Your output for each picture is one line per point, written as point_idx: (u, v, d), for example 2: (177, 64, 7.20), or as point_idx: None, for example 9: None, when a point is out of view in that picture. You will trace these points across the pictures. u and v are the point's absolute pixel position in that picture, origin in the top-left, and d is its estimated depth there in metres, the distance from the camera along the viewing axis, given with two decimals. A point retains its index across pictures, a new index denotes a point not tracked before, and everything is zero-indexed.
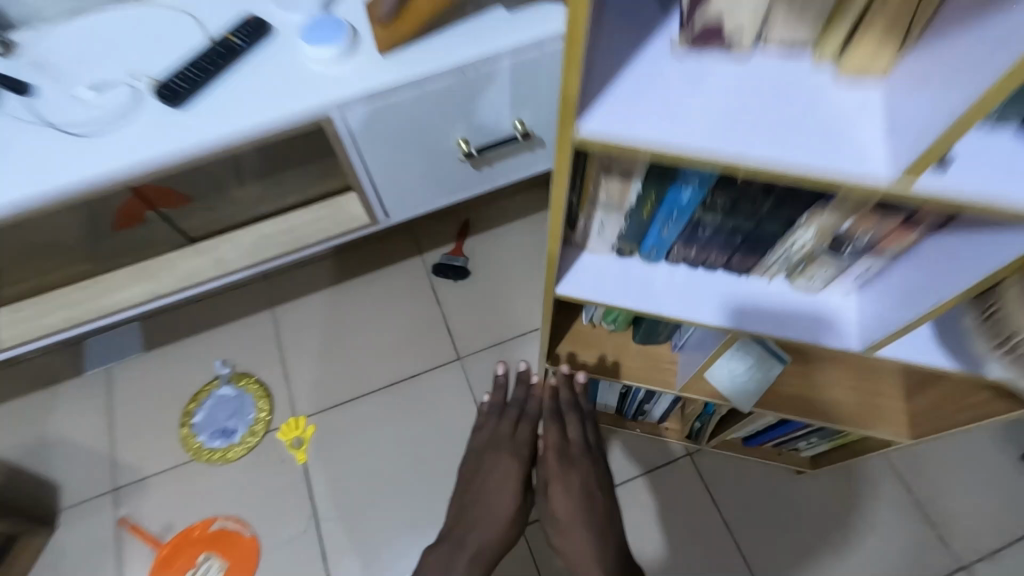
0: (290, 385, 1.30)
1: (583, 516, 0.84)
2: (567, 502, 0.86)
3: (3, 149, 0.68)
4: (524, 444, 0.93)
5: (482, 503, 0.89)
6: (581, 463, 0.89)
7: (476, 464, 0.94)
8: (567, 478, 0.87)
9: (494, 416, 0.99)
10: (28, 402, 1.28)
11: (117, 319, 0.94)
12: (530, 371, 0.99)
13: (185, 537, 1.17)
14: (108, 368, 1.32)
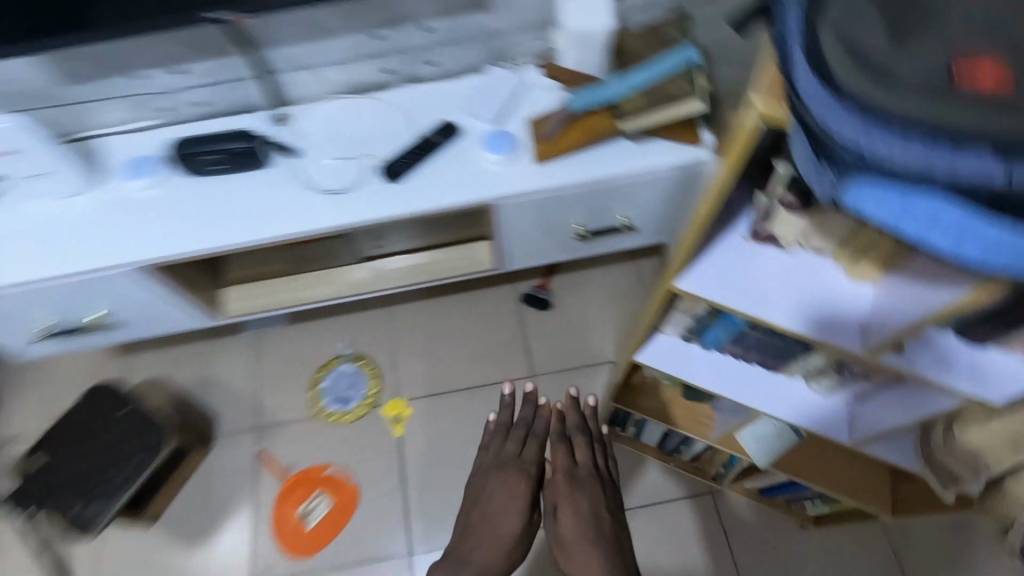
0: (396, 371, 1.62)
1: (588, 532, 0.93)
2: (574, 519, 0.94)
3: (279, 194, 1.00)
4: (531, 463, 1.04)
5: (488, 518, 0.98)
6: (587, 483, 1.00)
7: (481, 482, 1.04)
8: (575, 500, 0.97)
9: (501, 434, 1.11)
10: (196, 348, 1.65)
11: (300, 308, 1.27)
12: (537, 393, 1.13)
13: (304, 476, 1.51)
14: (259, 332, 1.67)
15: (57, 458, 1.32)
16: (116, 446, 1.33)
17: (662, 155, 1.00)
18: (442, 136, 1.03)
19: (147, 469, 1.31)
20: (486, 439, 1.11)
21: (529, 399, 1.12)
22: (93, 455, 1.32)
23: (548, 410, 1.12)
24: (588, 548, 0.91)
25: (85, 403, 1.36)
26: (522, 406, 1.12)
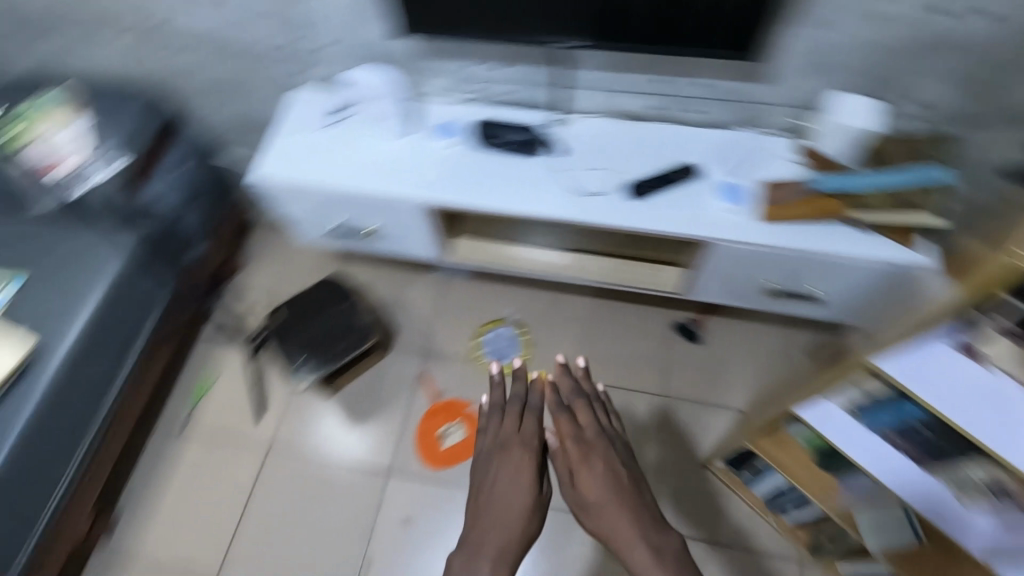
0: (546, 348, 1.84)
1: (605, 492, 1.07)
2: (594, 482, 1.08)
3: (541, 182, 1.24)
4: (534, 438, 1.16)
5: (504, 492, 1.11)
6: (597, 443, 1.13)
7: (485, 469, 1.15)
8: (593, 466, 1.10)
9: (497, 413, 1.23)
10: (396, 274, 1.99)
11: (505, 270, 1.52)
12: (524, 370, 1.27)
13: (450, 405, 1.77)
14: (446, 277, 1.98)
15: (293, 321, 1.70)
16: (336, 329, 1.68)
17: (882, 250, 1.11)
18: (687, 173, 1.21)
19: (351, 355, 1.64)
20: (484, 423, 1.23)
21: (516, 377, 1.26)
22: (319, 330, 1.68)
23: (529, 387, 1.25)
24: (609, 506, 1.06)
25: (324, 290, 1.73)
26: (509, 387, 1.25)
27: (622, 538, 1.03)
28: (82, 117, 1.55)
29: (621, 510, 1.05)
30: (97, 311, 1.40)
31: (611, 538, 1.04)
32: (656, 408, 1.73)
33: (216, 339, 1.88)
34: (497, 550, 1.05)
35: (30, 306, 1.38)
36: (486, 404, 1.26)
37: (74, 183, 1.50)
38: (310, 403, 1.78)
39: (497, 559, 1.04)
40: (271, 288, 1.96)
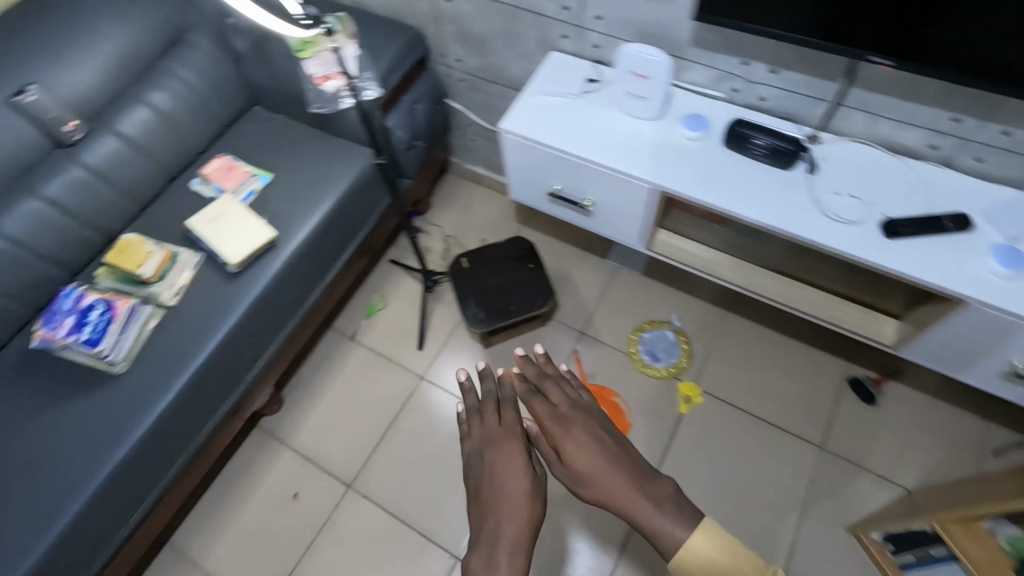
0: (705, 363, 1.79)
1: (591, 461, 1.00)
2: (584, 452, 1.01)
3: (787, 197, 1.20)
4: (517, 426, 1.09)
5: (499, 481, 1.01)
6: (574, 415, 1.06)
7: (475, 467, 1.06)
8: (576, 438, 1.02)
9: (475, 415, 1.14)
10: (567, 251, 2.02)
11: (699, 273, 1.46)
12: (488, 368, 1.20)
13: (595, 390, 1.77)
14: (617, 268, 1.98)
15: (473, 270, 1.72)
16: (513, 288, 1.69)
17: None
18: (958, 224, 1.11)
19: (523, 317, 1.66)
20: (465, 427, 1.15)
21: (486, 377, 1.19)
22: (496, 284, 1.70)
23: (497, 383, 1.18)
24: (599, 477, 0.98)
25: (507, 246, 1.76)
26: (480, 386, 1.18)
27: (622, 497, 0.96)
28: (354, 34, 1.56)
29: (612, 475, 0.98)
30: (325, 217, 1.55)
31: (614, 504, 0.97)
32: (811, 457, 1.63)
33: (395, 268, 2.03)
34: (507, 545, 0.94)
35: (276, 198, 1.55)
36: (464, 408, 1.18)
37: (341, 97, 1.54)
38: (465, 349, 1.87)
39: (509, 556, 0.93)
40: (452, 236, 2.10)
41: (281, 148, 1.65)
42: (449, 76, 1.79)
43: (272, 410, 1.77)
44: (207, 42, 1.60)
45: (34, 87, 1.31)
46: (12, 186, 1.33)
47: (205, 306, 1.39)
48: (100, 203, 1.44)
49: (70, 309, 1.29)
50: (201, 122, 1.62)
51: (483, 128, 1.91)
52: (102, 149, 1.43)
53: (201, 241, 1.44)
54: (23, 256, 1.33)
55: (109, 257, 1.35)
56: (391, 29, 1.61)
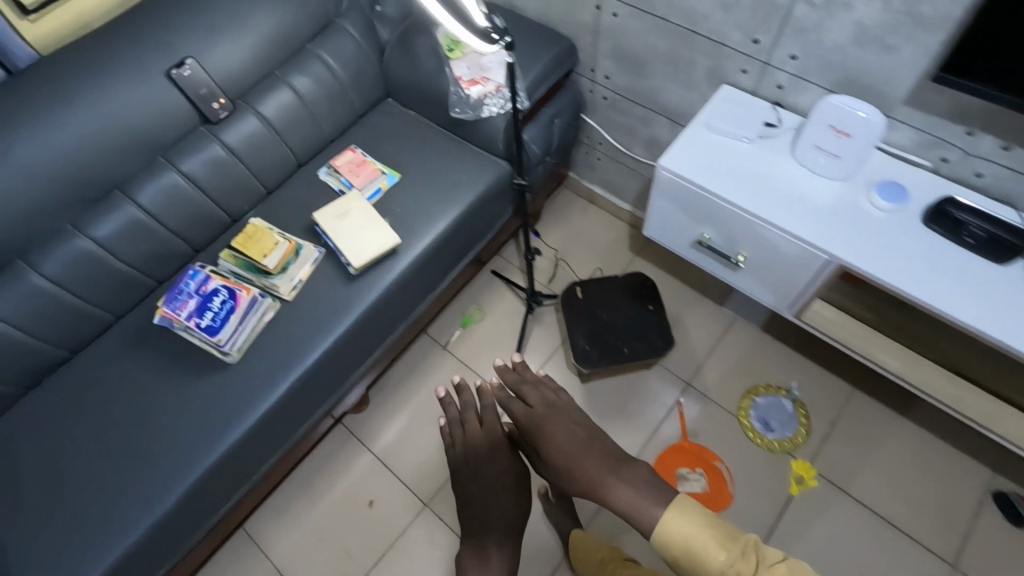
0: (824, 443, 1.61)
1: (579, 457, 1.06)
2: (556, 438, 1.12)
3: (1001, 298, 1.03)
4: (496, 432, 1.37)
5: (484, 470, 1.35)
6: (548, 415, 1.17)
7: (461, 464, 1.37)
8: (549, 430, 1.14)
9: (455, 425, 1.40)
10: (682, 291, 1.88)
11: (860, 358, 1.29)
12: (460, 384, 1.41)
13: (698, 450, 1.63)
14: (735, 319, 1.82)
15: (587, 302, 1.61)
16: (628, 330, 1.56)
17: None
18: None
19: (637, 363, 1.52)
20: (450, 434, 1.41)
21: (461, 391, 1.40)
22: (610, 322, 1.58)
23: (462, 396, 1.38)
24: (573, 468, 1.05)
25: (625, 283, 1.64)
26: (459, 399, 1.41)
27: (605, 485, 0.98)
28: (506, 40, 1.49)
29: (594, 461, 1.04)
30: (448, 228, 1.47)
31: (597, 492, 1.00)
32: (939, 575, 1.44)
33: (498, 281, 1.95)
34: None
35: (401, 201, 1.49)
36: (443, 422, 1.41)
37: (485, 105, 1.45)
38: (560, 380, 1.77)
39: None
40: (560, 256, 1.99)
41: (410, 148, 1.58)
42: (592, 91, 1.67)
43: (358, 410, 1.73)
44: (354, 29, 1.55)
45: (192, 62, 1.29)
46: (157, 158, 1.32)
47: (320, 306, 1.35)
48: (234, 185, 1.42)
49: (193, 292, 1.26)
50: (338, 111, 1.57)
51: (615, 149, 1.79)
52: (243, 129, 1.40)
53: (327, 237, 1.40)
54: (156, 230, 1.33)
55: (236, 243, 1.32)
56: (544, 39, 1.51)
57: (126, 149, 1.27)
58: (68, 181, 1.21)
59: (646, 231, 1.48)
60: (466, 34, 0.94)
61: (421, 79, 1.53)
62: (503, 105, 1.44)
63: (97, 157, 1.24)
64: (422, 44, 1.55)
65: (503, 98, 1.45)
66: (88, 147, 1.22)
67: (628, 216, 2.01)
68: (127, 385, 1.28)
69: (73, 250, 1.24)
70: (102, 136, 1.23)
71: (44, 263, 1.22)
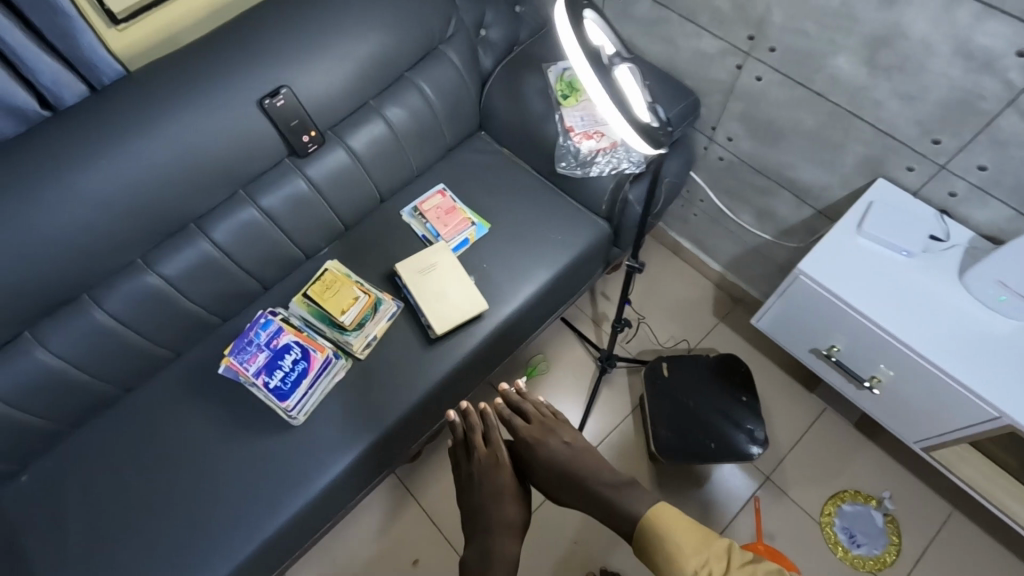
0: (916, 567, 1.47)
1: (569, 457, 1.18)
2: (554, 453, 1.19)
3: None
4: (500, 452, 1.21)
5: (489, 491, 1.18)
6: (546, 431, 1.22)
7: (467, 487, 1.20)
8: (547, 445, 1.20)
9: (460, 447, 1.24)
10: (767, 369, 1.73)
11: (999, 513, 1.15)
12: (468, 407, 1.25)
13: (770, 553, 1.45)
14: (825, 409, 1.67)
15: (674, 383, 1.47)
16: (720, 422, 1.42)
17: None
18: None
19: (727, 462, 1.39)
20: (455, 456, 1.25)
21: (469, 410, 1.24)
22: (700, 410, 1.44)
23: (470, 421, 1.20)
24: (564, 463, 1.17)
25: (720, 367, 1.49)
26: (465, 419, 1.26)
27: (586, 476, 1.14)
28: None
29: (579, 455, 1.18)
30: (536, 293, 1.34)
31: (577, 480, 1.14)
32: None
33: (567, 330, 1.81)
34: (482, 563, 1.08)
35: (489, 256, 1.36)
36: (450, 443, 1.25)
37: (594, 163, 1.32)
38: (626, 452, 1.65)
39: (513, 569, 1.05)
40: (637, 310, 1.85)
41: (502, 193, 1.44)
42: (706, 148, 1.51)
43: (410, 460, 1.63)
44: (458, 57, 1.40)
45: (286, 90, 1.16)
46: (237, 191, 1.20)
47: (394, 368, 1.24)
48: (312, 221, 1.30)
49: (263, 345, 1.16)
50: (429, 145, 1.43)
51: (719, 210, 1.63)
52: (330, 163, 1.27)
53: (408, 292, 1.28)
54: (227, 267, 1.23)
55: (311, 292, 1.21)
56: (668, 92, 1.35)
57: (207, 180, 1.15)
58: (143, 214, 1.10)
59: (757, 320, 1.33)
60: (623, 124, 0.79)
61: (526, 121, 1.38)
62: (615, 168, 1.31)
63: (177, 189, 1.12)
64: (530, 81, 1.40)
65: (616, 159, 1.31)
66: (168, 177, 1.10)
67: (715, 277, 1.85)
68: (183, 435, 1.19)
69: (139, 287, 1.14)
70: (184, 166, 1.11)
71: (109, 298, 1.12)
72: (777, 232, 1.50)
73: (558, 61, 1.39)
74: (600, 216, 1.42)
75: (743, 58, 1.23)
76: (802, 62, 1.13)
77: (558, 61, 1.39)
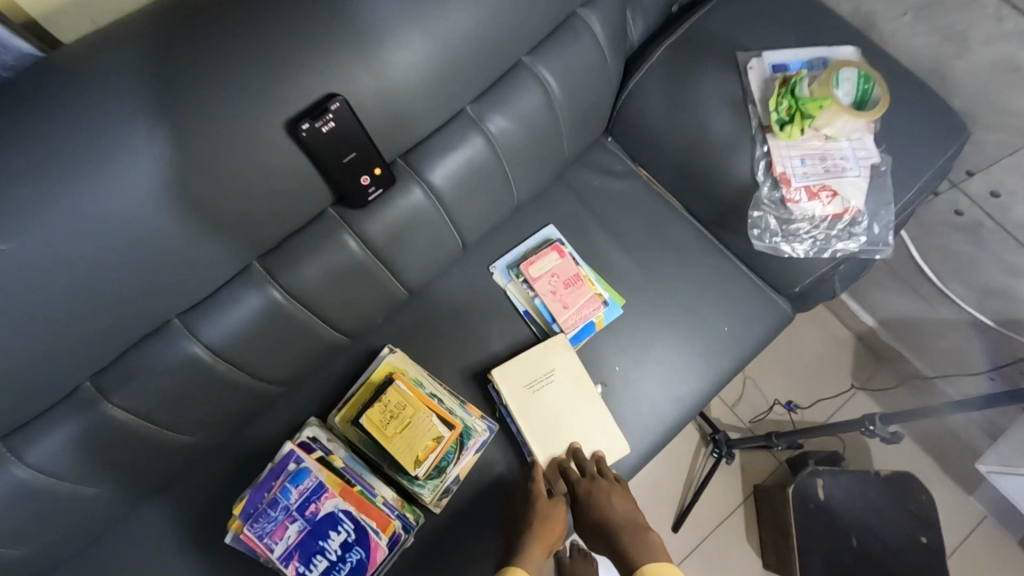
0: None
1: (608, 500, 0.74)
2: (604, 503, 0.74)
3: None
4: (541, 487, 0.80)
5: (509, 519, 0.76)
6: (605, 480, 0.78)
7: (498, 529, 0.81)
8: (597, 492, 0.75)
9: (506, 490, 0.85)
10: (918, 462, 1.36)
11: None
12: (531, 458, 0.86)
13: None
14: (985, 517, 1.33)
15: (832, 511, 1.11)
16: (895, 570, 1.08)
17: None
18: None
19: None
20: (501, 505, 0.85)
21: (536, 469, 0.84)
22: (867, 551, 1.09)
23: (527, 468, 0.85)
24: (601, 505, 0.73)
25: (894, 492, 1.13)
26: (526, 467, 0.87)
27: (618, 523, 0.70)
28: (874, 122, 0.83)
29: (618, 501, 0.74)
30: (686, 409, 0.92)
31: (607, 531, 0.70)
32: None
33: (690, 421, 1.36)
34: None
35: (621, 351, 0.92)
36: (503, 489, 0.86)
37: (805, 236, 0.83)
38: (737, 557, 1.30)
39: None
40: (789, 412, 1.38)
41: (640, 247, 0.97)
42: (936, 194, 1.03)
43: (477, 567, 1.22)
44: (605, 26, 0.86)
45: (340, 102, 0.62)
46: (252, 263, 0.71)
47: (485, 530, 0.83)
48: (366, 298, 0.82)
49: (294, 511, 0.75)
50: (540, 168, 0.92)
51: (913, 269, 1.17)
52: (398, 212, 0.78)
53: (510, 416, 0.86)
54: (234, 379, 0.76)
55: (368, 422, 0.78)
56: (936, 127, 0.85)
57: (197, 255, 0.64)
58: (86, 322, 0.60)
59: (980, 462, 1.03)
60: None
61: (705, 150, 0.87)
62: (843, 249, 0.83)
63: (149, 275, 0.62)
64: (714, 80, 0.88)
65: (848, 236, 0.83)
66: (127, 259, 0.59)
67: (862, 329, 1.41)
68: None
69: (91, 424, 0.69)
70: (160, 242, 0.60)
71: (35, 447, 0.67)
72: (1009, 320, 1.06)
73: (766, 52, 0.87)
74: (782, 295, 0.96)
75: None
76: None
77: (764, 53, 0.87)
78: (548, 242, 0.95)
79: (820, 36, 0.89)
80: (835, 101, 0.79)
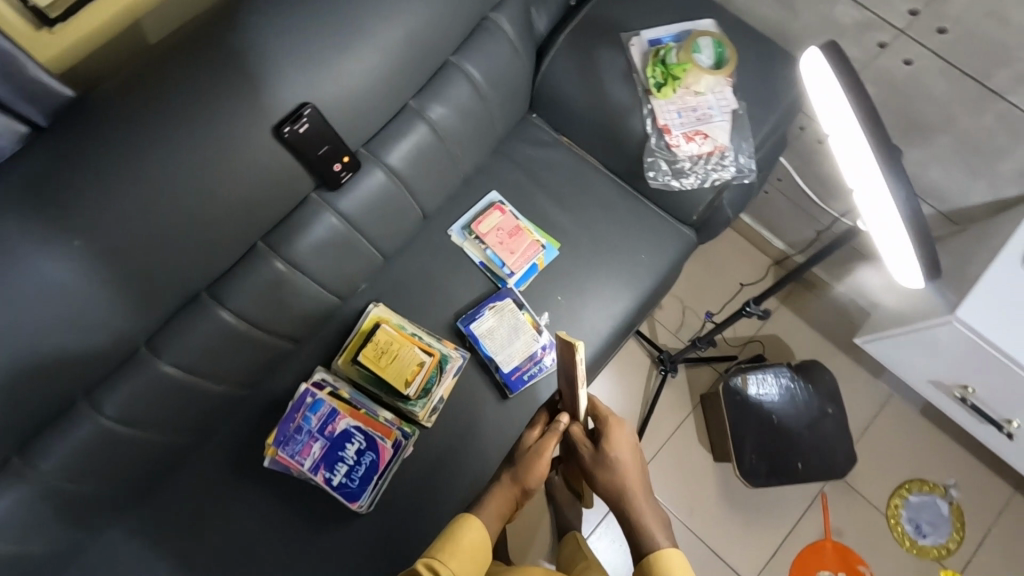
0: (975, 552, 1.45)
1: (621, 466, 0.86)
2: (616, 466, 0.86)
3: None
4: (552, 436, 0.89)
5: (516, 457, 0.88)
6: (619, 449, 0.87)
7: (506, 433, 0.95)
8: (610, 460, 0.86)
9: (479, 397, 1.07)
10: (834, 357, 1.60)
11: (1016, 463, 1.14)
12: (492, 365, 1.06)
13: (818, 553, 1.45)
14: (891, 394, 1.58)
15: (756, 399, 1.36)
16: (805, 437, 1.35)
17: None
18: None
19: (812, 481, 1.34)
20: (478, 410, 1.06)
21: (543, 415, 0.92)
22: (784, 426, 1.35)
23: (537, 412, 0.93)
24: (611, 469, 0.86)
25: (803, 376, 1.37)
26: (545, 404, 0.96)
27: (634, 500, 0.84)
28: (731, 77, 1.06)
29: (628, 464, 0.86)
30: (618, 322, 1.14)
31: (613, 492, 0.85)
32: None
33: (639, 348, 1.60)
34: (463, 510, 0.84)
35: (561, 284, 1.15)
36: (479, 404, 1.06)
37: (689, 172, 1.06)
38: (691, 455, 1.54)
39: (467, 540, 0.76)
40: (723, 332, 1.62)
41: (567, 199, 1.19)
42: (802, 128, 1.27)
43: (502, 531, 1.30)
44: (513, 24, 1.06)
45: (311, 110, 0.82)
46: (256, 243, 0.91)
47: (468, 436, 1.04)
48: (350, 263, 1.02)
49: (316, 432, 0.97)
50: (478, 143, 1.12)
51: (801, 193, 1.42)
52: (366, 191, 0.99)
53: (474, 342, 1.07)
54: (251, 337, 0.96)
55: (364, 358, 1.00)
56: (780, 74, 1.08)
57: (216, 234, 0.84)
58: (136, 291, 0.81)
59: (858, 336, 1.26)
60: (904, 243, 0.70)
61: (604, 113, 1.09)
62: (719, 178, 1.06)
63: (179, 254, 0.82)
64: (605, 57, 1.10)
65: (721, 167, 1.06)
66: (166, 238, 0.79)
67: (775, 253, 1.65)
68: (224, 544, 0.98)
69: (145, 380, 0.88)
70: (186, 227, 0.80)
71: (109, 399, 0.86)
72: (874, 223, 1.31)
73: (643, 31, 1.09)
74: (686, 225, 1.19)
75: (892, 35, 0.98)
76: (978, 45, 0.90)
77: (642, 32, 1.10)
78: (491, 204, 1.16)
79: (686, 12, 1.11)
80: (695, 65, 1.03)
